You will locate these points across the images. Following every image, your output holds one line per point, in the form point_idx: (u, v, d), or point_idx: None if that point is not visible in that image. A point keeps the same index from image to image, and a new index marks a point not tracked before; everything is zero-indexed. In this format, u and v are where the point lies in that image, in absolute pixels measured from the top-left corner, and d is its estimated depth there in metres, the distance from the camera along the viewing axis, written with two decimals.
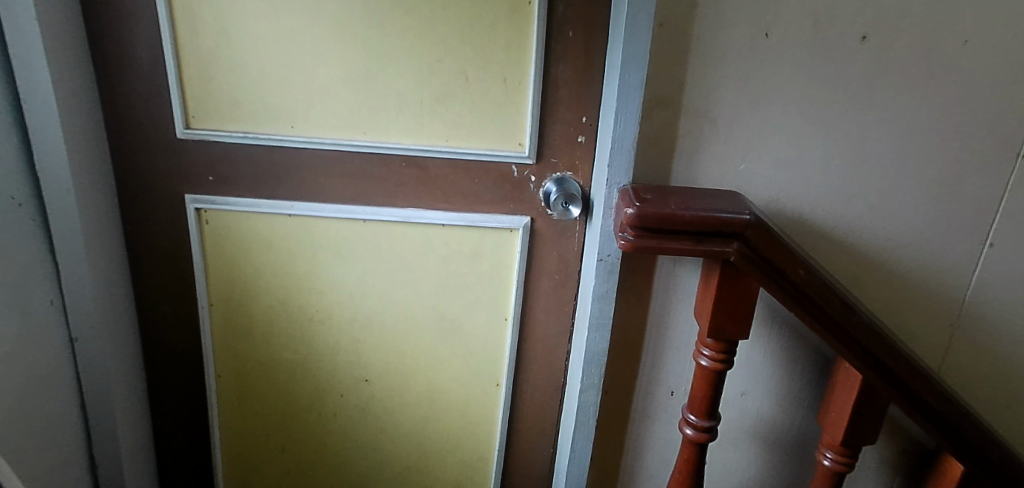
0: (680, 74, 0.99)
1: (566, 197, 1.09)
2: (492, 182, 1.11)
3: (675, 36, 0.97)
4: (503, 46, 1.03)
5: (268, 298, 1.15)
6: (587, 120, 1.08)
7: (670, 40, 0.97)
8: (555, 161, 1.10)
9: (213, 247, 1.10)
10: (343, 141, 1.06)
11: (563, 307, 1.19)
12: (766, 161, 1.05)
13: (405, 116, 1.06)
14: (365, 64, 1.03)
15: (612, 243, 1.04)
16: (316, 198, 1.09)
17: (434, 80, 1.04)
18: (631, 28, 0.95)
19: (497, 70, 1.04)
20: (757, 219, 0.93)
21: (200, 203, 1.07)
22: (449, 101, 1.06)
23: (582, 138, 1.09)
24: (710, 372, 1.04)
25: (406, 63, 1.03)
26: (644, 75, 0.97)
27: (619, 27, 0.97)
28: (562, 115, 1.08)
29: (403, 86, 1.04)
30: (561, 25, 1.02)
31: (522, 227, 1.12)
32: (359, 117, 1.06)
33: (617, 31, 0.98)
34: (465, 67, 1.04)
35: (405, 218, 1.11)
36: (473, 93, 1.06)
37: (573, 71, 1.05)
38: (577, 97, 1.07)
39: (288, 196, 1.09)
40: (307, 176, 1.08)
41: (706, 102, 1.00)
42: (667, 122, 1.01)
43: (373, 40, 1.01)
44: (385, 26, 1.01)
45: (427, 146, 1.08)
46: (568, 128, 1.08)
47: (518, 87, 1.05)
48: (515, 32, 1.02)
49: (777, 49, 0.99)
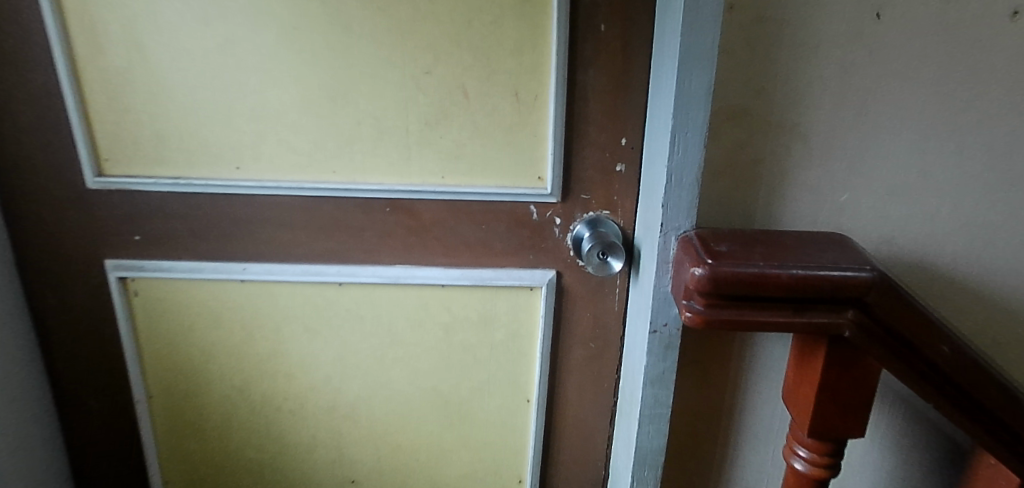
0: (758, 75, 0.72)
1: (606, 243, 0.82)
2: (504, 229, 0.85)
3: (750, 24, 0.70)
4: (513, 48, 0.77)
5: (222, 385, 0.89)
6: (627, 142, 0.82)
7: (742, 30, 0.70)
8: (586, 198, 0.84)
9: (148, 325, 0.86)
10: (307, 184, 0.81)
11: (601, 384, 0.92)
12: (877, 189, 0.77)
13: (386, 148, 0.81)
14: (331, 82, 0.77)
15: (670, 309, 0.76)
16: (277, 257, 0.84)
17: (422, 98, 0.79)
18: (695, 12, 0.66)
19: (505, 81, 0.78)
20: (883, 278, 0.65)
21: (123, 271, 0.82)
22: (443, 126, 0.80)
23: (621, 166, 0.83)
24: (810, 480, 0.76)
25: (383, 79, 0.78)
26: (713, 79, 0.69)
27: (671, 15, 0.70)
28: (595, 137, 0.81)
29: (381, 109, 0.79)
30: (591, 16, 0.76)
31: (545, 285, 0.86)
32: (325, 152, 0.80)
33: (670, 20, 0.70)
34: (463, 79, 0.78)
35: (393, 279, 0.85)
36: (475, 113, 0.80)
37: (607, 78, 0.78)
38: (613, 112, 0.80)
39: (240, 257, 0.84)
40: (263, 231, 0.83)
41: (794, 112, 0.73)
42: (739, 143, 0.74)
43: (339, 49, 0.76)
44: (354, 30, 0.76)
45: (417, 187, 0.82)
46: (603, 154, 0.82)
47: (534, 104, 0.80)
48: (528, 30, 0.76)
49: (893, 35, 0.71)
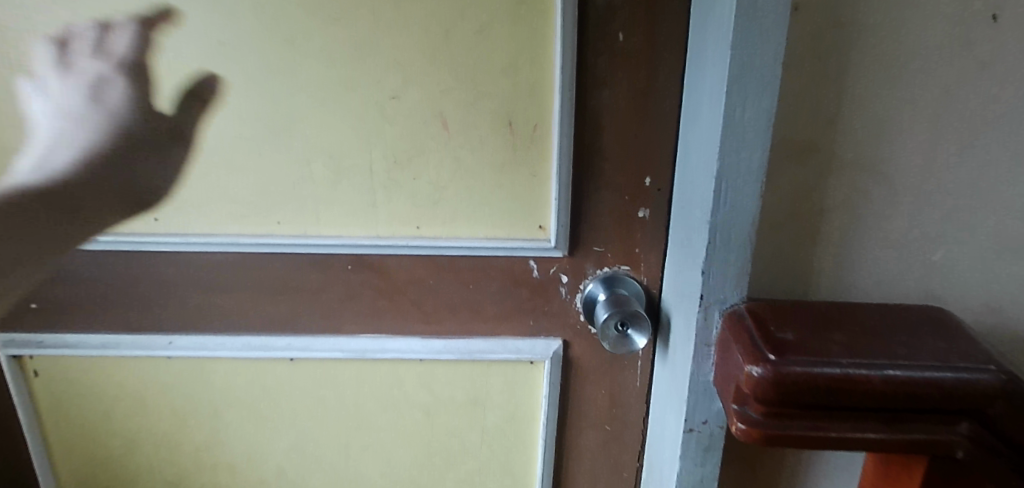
0: (826, 100, 0.54)
1: (626, 311, 0.64)
2: (497, 289, 0.68)
3: (816, 34, 0.53)
4: (506, 65, 0.60)
5: (151, 479, 0.73)
6: (652, 182, 0.65)
7: (806, 43, 0.53)
8: (600, 250, 0.68)
9: (53, 410, 0.69)
10: (244, 238, 0.64)
11: (618, 474, 0.75)
12: (982, 245, 0.59)
13: (346, 193, 0.64)
14: (272, 111, 0.60)
15: (711, 404, 0.58)
16: (212, 328, 0.67)
17: (389, 130, 0.62)
18: (753, 18, 0.48)
19: (494, 108, 0.61)
20: (1016, 383, 0.48)
21: (14, 348, 0.66)
22: (417, 164, 0.63)
23: (644, 212, 0.66)
24: None
25: (339, 106, 0.61)
26: (775, 107, 0.51)
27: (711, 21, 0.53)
28: (611, 176, 0.64)
29: (337, 144, 0.62)
30: (607, 23, 0.59)
31: (548, 359, 0.69)
32: (267, 199, 0.63)
33: (714, 27, 0.52)
34: (442, 105, 0.61)
35: (358, 353, 0.68)
36: (457, 148, 0.63)
37: (626, 103, 0.61)
38: (634, 145, 0.63)
39: (165, 327, 0.67)
40: (192, 296, 0.66)
41: (872, 148, 0.56)
42: (799, 188, 0.57)
43: (280, 68, 0.59)
44: (299, 43, 0.59)
45: (386, 240, 0.65)
46: (621, 197, 0.65)
47: (533, 135, 0.63)
48: (525, 42, 0.59)
49: (1016, 44, 0.53)
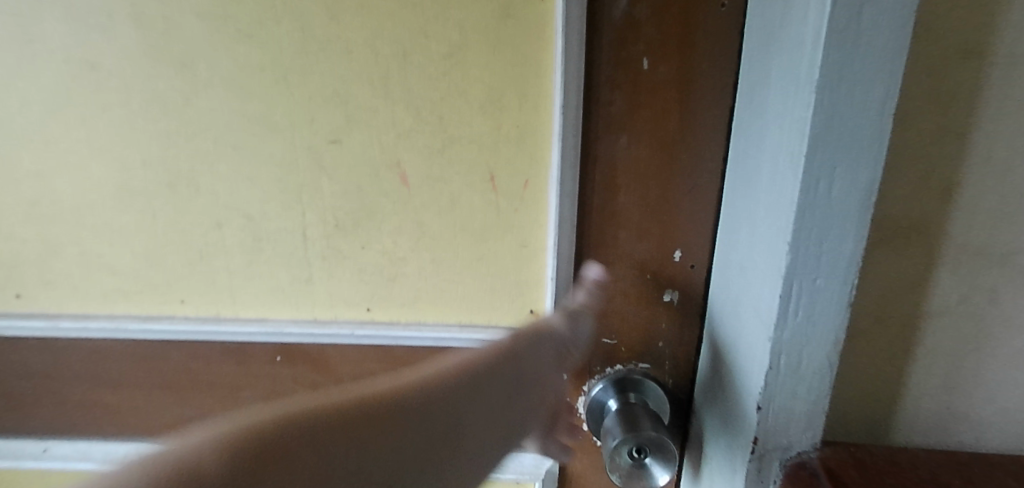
0: (950, 165, 0.37)
1: (657, 435, 0.45)
2: None
3: (936, 73, 0.35)
4: (485, 100, 0.44)
5: None
6: (683, 258, 0.48)
7: (918, 83, 0.36)
8: (610, 342, 0.51)
9: None
10: (133, 322, 0.49)
11: None
12: None
13: (270, 265, 0.48)
14: (166, 158, 0.45)
15: None
16: (103, 427, 0.54)
17: (327, 185, 0.46)
18: (850, 52, 0.31)
19: (472, 159, 0.45)
20: None
21: None
22: (367, 231, 0.47)
23: (670, 295, 0.49)
24: None
25: (256, 153, 0.44)
26: (877, 179, 0.34)
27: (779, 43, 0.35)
28: (627, 249, 0.48)
29: (255, 202, 0.46)
30: (626, 45, 0.42)
31: (537, 479, 0.55)
32: (166, 271, 0.48)
33: (785, 54, 0.35)
34: (398, 153, 0.45)
35: None
36: (419, 210, 0.47)
37: (650, 153, 0.45)
38: (659, 209, 0.46)
39: (48, 424, 0.54)
40: (76, 389, 0.52)
41: (1013, 239, 0.38)
42: (893, 287, 0.40)
43: (172, 100, 0.43)
44: (195, 68, 0.42)
45: (326, 326, 0.50)
46: (641, 277, 0.49)
47: (523, 194, 0.46)
48: (511, 71, 0.43)
49: None
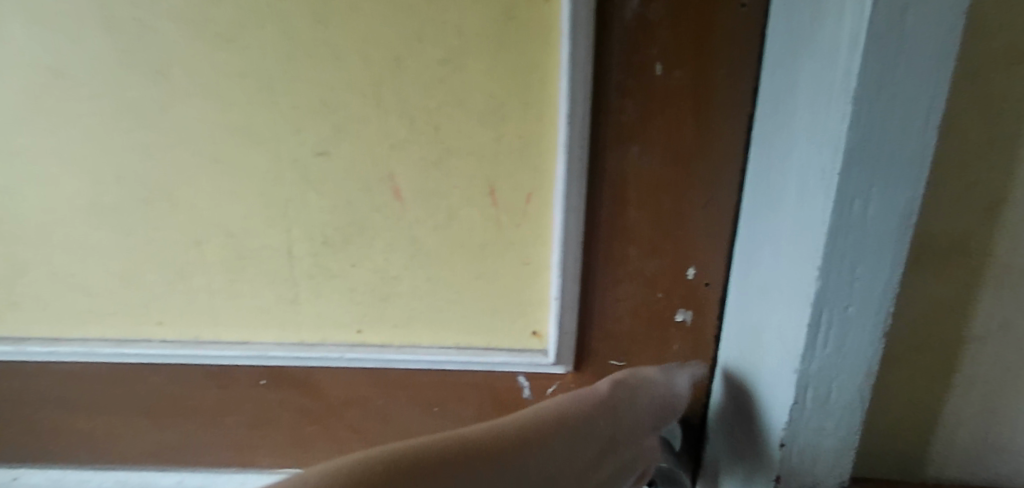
0: (992, 181, 0.34)
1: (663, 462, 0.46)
2: (465, 416, 0.50)
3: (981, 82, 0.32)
4: (485, 108, 0.40)
5: None
6: (696, 275, 0.45)
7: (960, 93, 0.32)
8: (618, 364, 0.48)
9: None
10: (107, 346, 0.46)
11: None
12: None
13: (254, 285, 0.45)
14: (139, 172, 0.41)
15: None
16: (84, 450, 0.51)
17: (315, 200, 0.42)
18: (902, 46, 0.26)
19: (470, 171, 0.42)
20: None
21: None
22: (358, 248, 0.44)
23: (683, 314, 0.46)
24: None
25: (237, 166, 0.41)
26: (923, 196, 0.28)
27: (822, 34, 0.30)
28: (636, 266, 0.45)
29: (237, 218, 0.43)
30: (637, 48, 0.39)
31: None
32: (141, 292, 0.45)
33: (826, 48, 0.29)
34: (391, 165, 0.42)
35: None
36: (413, 225, 0.44)
37: (662, 164, 0.42)
38: (671, 225, 0.43)
39: (27, 445, 0.52)
40: (52, 413, 0.50)
41: None
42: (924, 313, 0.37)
43: (144, 109, 0.40)
44: (168, 74, 0.39)
45: (314, 349, 0.47)
46: (651, 296, 0.45)
47: (525, 208, 0.43)
48: (512, 77, 0.39)
49: None
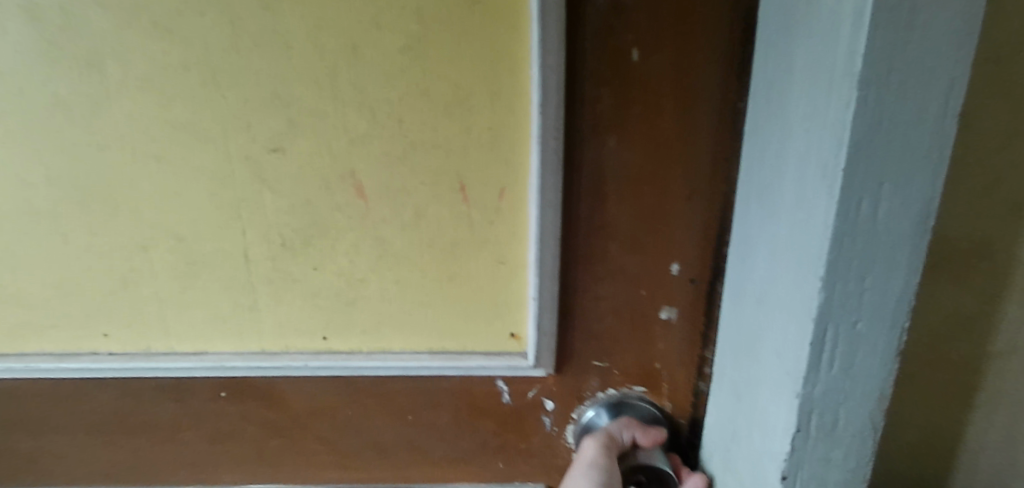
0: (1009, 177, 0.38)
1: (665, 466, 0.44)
2: (439, 425, 0.48)
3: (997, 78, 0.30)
4: (452, 99, 0.37)
5: None
6: (681, 271, 0.42)
7: None
8: (602, 365, 0.45)
9: None
10: (48, 362, 0.43)
11: None
12: None
13: (208, 294, 0.42)
14: (76, 174, 0.38)
15: None
16: (32, 470, 0.48)
17: (272, 201, 0.39)
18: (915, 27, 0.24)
19: (437, 167, 0.39)
20: None
21: None
22: (319, 251, 0.41)
23: (667, 312, 0.44)
24: None
25: (183, 167, 0.38)
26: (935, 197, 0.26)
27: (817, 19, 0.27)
28: (618, 263, 0.42)
29: (187, 223, 0.40)
30: (613, 31, 0.36)
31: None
32: (85, 303, 0.42)
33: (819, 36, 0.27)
34: (352, 162, 0.39)
35: None
36: (378, 224, 0.40)
37: (642, 153, 0.39)
38: (652, 219, 0.41)
39: None
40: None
41: None
42: None
43: (76, 106, 0.36)
44: (102, 67, 0.35)
45: (276, 359, 0.44)
46: (634, 294, 0.43)
47: (499, 205, 0.40)
48: (480, 64, 0.37)
49: None
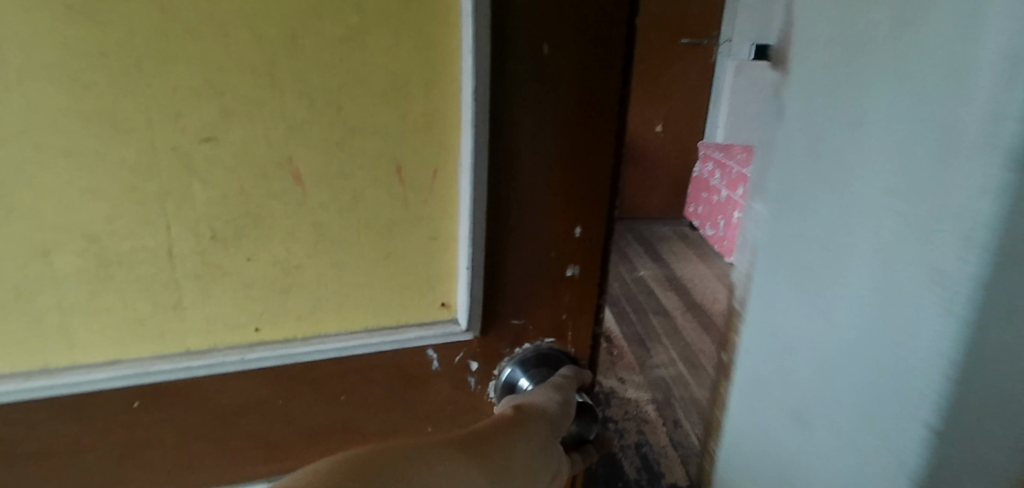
0: None
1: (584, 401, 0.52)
2: (372, 402, 0.50)
3: None
4: (387, 86, 0.40)
5: None
6: (583, 233, 0.50)
7: None
8: (520, 322, 0.51)
9: None
10: None
11: None
12: None
13: (125, 297, 0.40)
14: None
15: None
16: None
17: (202, 192, 0.38)
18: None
19: (374, 151, 0.41)
20: None
21: None
22: (252, 240, 0.41)
23: (571, 270, 0.51)
24: None
25: (98, 162, 0.35)
26: None
27: None
28: (533, 231, 0.48)
29: (103, 222, 0.37)
30: (529, 25, 0.41)
31: None
32: None
33: None
34: (289, 148, 0.39)
35: None
36: (315, 210, 0.41)
37: (553, 134, 0.45)
38: (561, 190, 0.47)
39: None
40: None
41: None
42: None
43: None
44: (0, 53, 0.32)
45: (204, 358, 0.43)
46: (545, 257, 0.49)
47: (432, 185, 0.43)
48: (415, 54, 0.39)
49: None
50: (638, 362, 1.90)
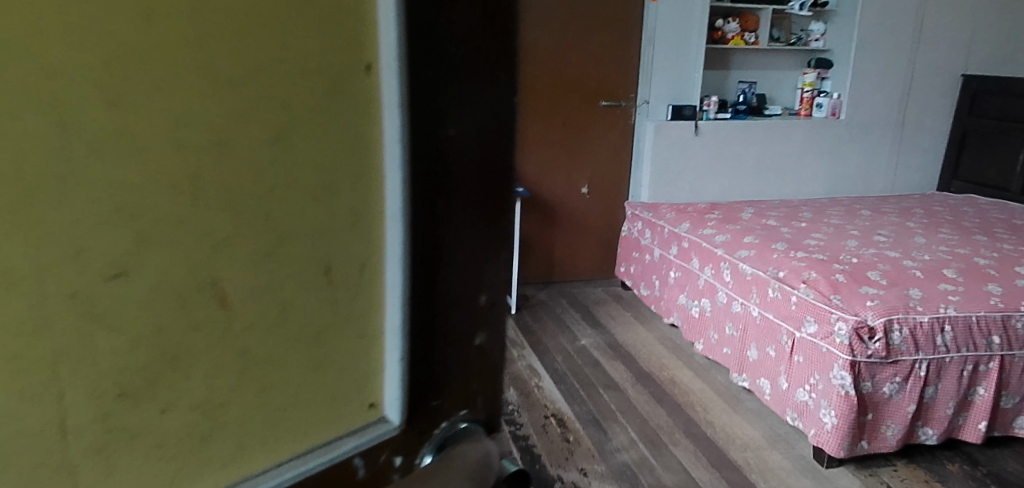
0: None
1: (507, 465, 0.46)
2: None
3: None
4: (317, 185, 0.34)
5: None
6: (488, 296, 0.45)
7: None
8: (437, 402, 0.43)
9: None
10: None
11: None
12: None
13: None
14: None
15: None
16: None
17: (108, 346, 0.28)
18: None
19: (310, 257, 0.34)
20: None
21: None
22: (171, 391, 0.31)
23: (479, 336, 0.45)
24: None
25: None
26: None
27: None
28: (446, 305, 0.42)
29: None
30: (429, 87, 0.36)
31: None
32: None
33: None
34: (217, 271, 0.31)
35: None
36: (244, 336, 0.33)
37: (462, 199, 0.40)
38: (470, 255, 0.42)
39: None
40: None
41: None
42: None
43: None
44: None
45: None
46: (456, 329, 0.43)
47: (360, 281, 0.37)
48: (343, 146, 0.34)
49: None
50: (599, 451, 1.89)
